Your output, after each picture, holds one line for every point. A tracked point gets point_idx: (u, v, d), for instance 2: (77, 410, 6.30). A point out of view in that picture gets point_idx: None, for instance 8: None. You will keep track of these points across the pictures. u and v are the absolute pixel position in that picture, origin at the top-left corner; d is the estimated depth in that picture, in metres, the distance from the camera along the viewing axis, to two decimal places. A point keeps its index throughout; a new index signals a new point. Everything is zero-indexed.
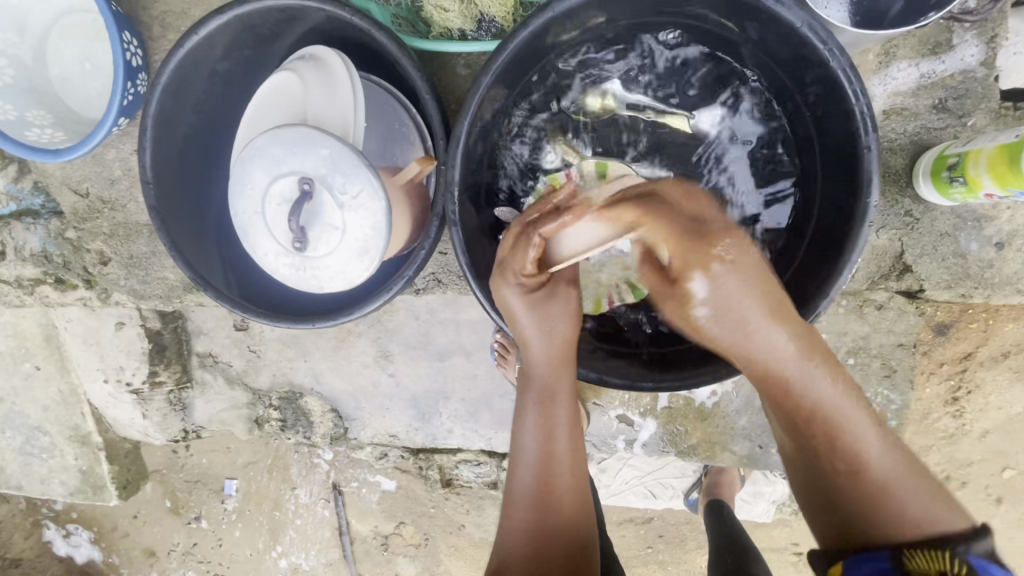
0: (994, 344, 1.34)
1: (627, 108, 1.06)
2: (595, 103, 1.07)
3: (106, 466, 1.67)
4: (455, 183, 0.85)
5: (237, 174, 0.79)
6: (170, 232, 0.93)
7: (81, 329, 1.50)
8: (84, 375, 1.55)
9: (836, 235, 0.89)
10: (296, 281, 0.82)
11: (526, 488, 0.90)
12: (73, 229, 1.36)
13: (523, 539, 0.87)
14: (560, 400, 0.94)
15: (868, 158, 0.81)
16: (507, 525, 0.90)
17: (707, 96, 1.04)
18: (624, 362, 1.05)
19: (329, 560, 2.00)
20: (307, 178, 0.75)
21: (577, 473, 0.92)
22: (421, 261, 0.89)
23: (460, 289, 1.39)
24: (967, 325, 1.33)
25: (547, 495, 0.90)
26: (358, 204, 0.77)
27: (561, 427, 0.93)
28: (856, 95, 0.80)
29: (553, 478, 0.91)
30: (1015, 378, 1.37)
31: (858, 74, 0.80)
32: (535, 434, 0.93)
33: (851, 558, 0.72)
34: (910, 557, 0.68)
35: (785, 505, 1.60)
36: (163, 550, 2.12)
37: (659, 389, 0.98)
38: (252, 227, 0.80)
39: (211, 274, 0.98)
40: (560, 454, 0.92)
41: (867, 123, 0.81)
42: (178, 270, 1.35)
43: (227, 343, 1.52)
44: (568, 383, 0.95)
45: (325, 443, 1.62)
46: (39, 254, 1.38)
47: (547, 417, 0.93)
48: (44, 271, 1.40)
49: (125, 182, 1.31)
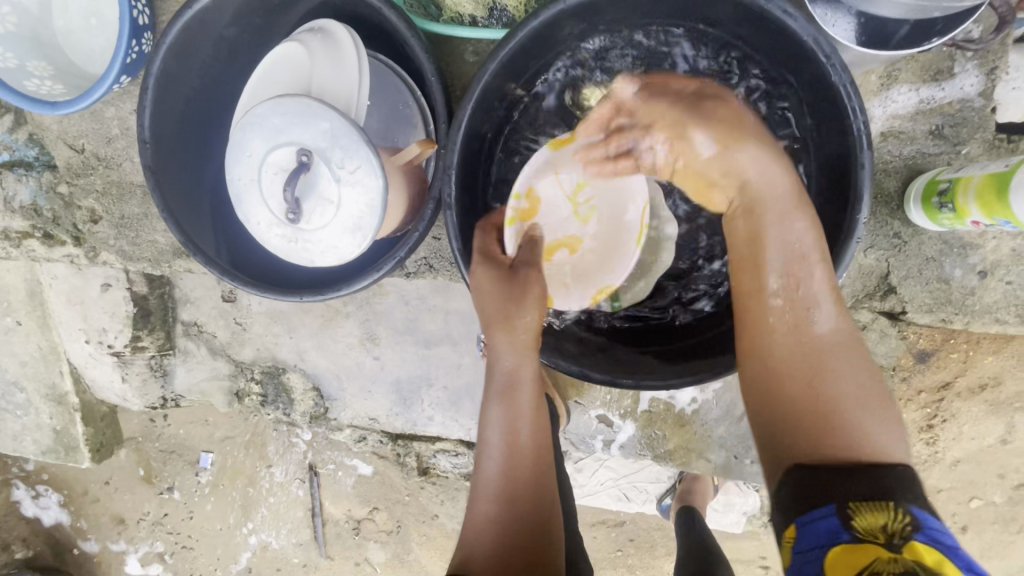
0: (971, 374, 1.36)
1: None
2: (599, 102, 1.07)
3: (80, 428, 1.64)
4: (453, 168, 0.84)
5: (236, 140, 0.79)
6: (164, 194, 0.92)
7: (65, 287, 1.48)
8: (65, 335, 1.53)
9: (824, 251, 0.91)
10: (287, 253, 0.82)
11: (491, 482, 0.90)
12: (65, 184, 1.35)
13: (488, 536, 0.86)
14: (523, 388, 0.93)
15: (861, 175, 0.82)
16: (471, 521, 0.90)
17: None
18: (608, 356, 1.06)
19: (299, 540, 2.00)
20: (305, 149, 0.75)
21: (540, 467, 0.93)
22: (414, 243, 0.88)
23: (451, 276, 1.42)
24: (946, 354, 1.34)
25: (510, 487, 0.90)
26: (355, 180, 0.76)
27: (524, 418, 0.93)
28: (854, 112, 0.81)
29: (514, 470, 0.90)
30: (988, 410, 1.40)
31: (859, 91, 0.80)
32: (500, 424, 0.92)
33: (799, 520, 0.71)
34: (858, 514, 0.69)
35: (756, 518, 1.89)
36: (133, 518, 2.11)
37: (639, 387, 0.98)
38: (246, 194, 0.80)
39: (203, 240, 0.97)
40: (522, 443, 0.92)
41: (863, 140, 0.81)
42: (170, 235, 1.34)
43: (213, 314, 1.54)
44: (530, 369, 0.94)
45: (304, 422, 1.64)
46: (29, 207, 1.36)
47: (511, 407, 0.93)
48: (32, 224, 1.38)
49: (123, 141, 1.30)
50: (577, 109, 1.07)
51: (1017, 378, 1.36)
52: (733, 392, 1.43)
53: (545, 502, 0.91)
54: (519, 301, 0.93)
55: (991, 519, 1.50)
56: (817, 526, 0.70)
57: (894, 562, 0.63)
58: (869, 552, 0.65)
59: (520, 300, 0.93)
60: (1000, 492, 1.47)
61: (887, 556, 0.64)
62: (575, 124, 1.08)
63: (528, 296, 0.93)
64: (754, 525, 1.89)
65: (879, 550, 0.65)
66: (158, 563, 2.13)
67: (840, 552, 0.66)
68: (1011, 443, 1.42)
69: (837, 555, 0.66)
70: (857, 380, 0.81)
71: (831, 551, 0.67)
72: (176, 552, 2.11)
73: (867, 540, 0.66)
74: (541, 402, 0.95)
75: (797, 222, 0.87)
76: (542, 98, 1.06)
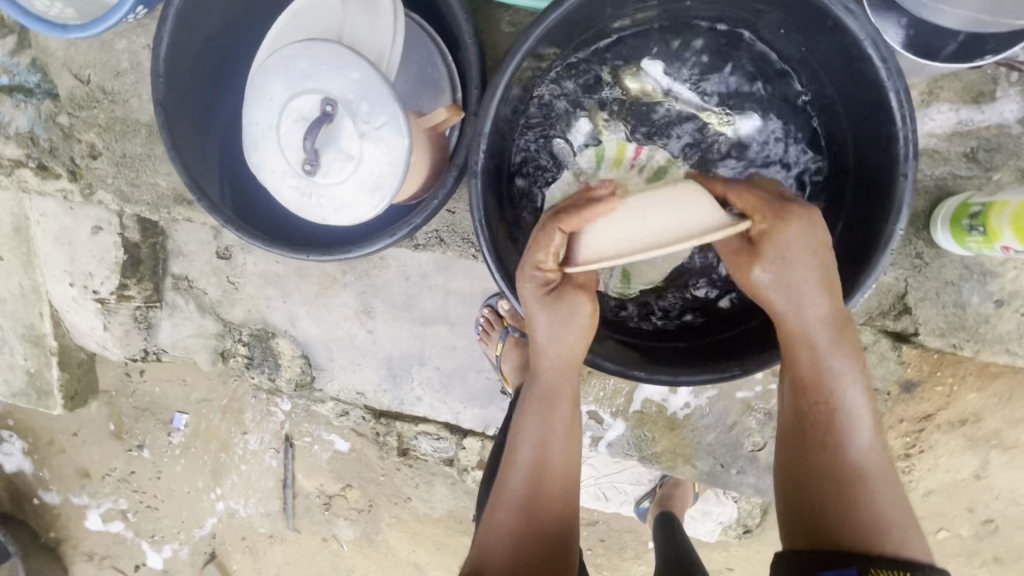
0: (953, 408, 1.37)
1: (663, 98, 1.04)
2: (636, 86, 1.04)
3: (56, 373, 1.58)
4: (484, 135, 0.81)
5: (256, 82, 0.74)
6: (173, 132, 0.87)
7: (54, 226, 1.43)
8: (49, 275, 1.47)
9: (855, 259, 0.89)
10: (299, 207, 0.78)
11: (515, 497, 0.91)
12: (66, 114, 1.28)
13: (504, 543, 0.90)
14: (559, 410, 0.92)
15: (903, 185, 0.81)
16: (490, 530, 0.92)
17: (749, 101, 1.02)
18: (621, 346, 1.05)
19: (268, 511, 2.03)
20: (330, 99, 0.71)
21: (567, 486, 0.92)
22: (431, 211, 0.84)
23: (461, 252, 1.41)
24: (932, 387, 1.35)
25: (533, 503, 0.90)
26: (378, 136, 0.73)
27: (556, 441, 0.92)
28: (903, 120, 0.80)
29: (542, 487, 0.91)
30: (966, 445, 1.41)
31: (911, 100, 0.80)
32: (530, 442, 0.92)
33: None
34: None
35: (731, 529, 1.89)
36: (98, 472, 2.10)
37: (650, 379, 0.97)
38: (262, 139, 0.76)
39: (210, 185, 0.93)
40: (552, 459, 0.92)
41: (909, 150, 0.81)
42: (171, 180, 1.29)
43: (205, 269, 1.50)
44: (570, 387, 0.93)
45: (289, 389, 1.61)
46: (25, 135, 1.30)
47: (544, 427, 0.92)
48: (26, 153, 1.32)
49: (132, 76, 1.25)
50: (612, 92, 1.04)
51: (996, 416, 1.37)
52: (726, 399, 1.42)
53: (569, 518, 0.92)
54: (565, 326, 0.88)
55: (958, 552, 1.52)
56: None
57: None
58: None
59: (567, 324, 0.88)
60: (967, 526, 1.49)
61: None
62: (607, 107, 1.04)
63: (574, 322, 0.89)
64: (728, 536, 1.90)
65: None
66: (121, 520, 2.13)
67: None
68: (984, 479, 1.44)
69: None
70: (886, 497, 0.85)
71: None
72: (139, 511, 2.11)
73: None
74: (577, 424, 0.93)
75: (843, 361, 0.85)
76: (577, 76, 1.03)
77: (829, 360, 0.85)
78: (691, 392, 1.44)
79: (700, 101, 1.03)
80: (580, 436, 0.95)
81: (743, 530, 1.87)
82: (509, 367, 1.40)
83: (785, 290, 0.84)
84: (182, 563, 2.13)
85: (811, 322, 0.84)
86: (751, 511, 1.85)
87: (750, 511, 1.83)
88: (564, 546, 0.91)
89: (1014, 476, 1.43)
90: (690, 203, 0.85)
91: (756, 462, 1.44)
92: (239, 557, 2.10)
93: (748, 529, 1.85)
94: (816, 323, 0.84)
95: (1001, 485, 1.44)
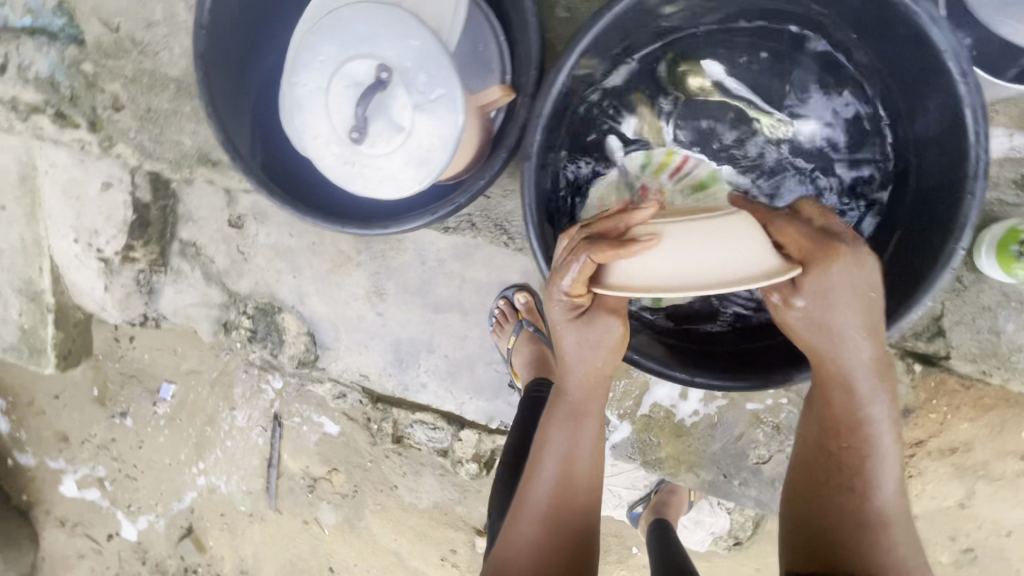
0: (944, 436, 1.36)
1: (723, 97, 1.05)
2: (696, 84, 1.05)
3: (50, 332, 1.52)
4: (542, 117, 0.77)
5: (308, 43, 0.72)
6: (210, 87, 0.84)
7: (62, 177, 1.38)
8: (53, 230, 1.42)
9: (910, 275, 0.88)
10: (339, 176, 0.75)
11: (539, 508, 0.92)
12: (91, 62, 1.24)
13: (527, 551, 0.91)
14: (586, 425, 0.93)
15: (970, 204, 0.80)
16: (512, 539, 0.93)
17: (808, 107, 1.04)
18: (661, 346, 1.09)
19: (250, 489, 2.00)
20: (386, 66, 0.69)
21: (590, 498, 0.94)
22: (475, 192, 0.82)
23: (491, 239, 1.38)
24: (925, 414, 1.34)
25: (557, 514, 0.92)
26: (433, 108, 0.71)
27: (582, 455, 0.93)
28: (977, 137, 0.79)
29: (565, 501, 0.92)
30: (953, 473, 1.41)
31: (987, 117, 0.78)
32: (557, 455, 0.93)
33: None
34: None
35: (722, 540, 1.89)
36: (77, 437, 2.06)
37: (690, 381, 1.02)
38: (309, 102, 0.72)
39: (244, 146, 0.89)
40: (578, 472, 0.93)
41: (980, 168, 0.79)
42: (196, 139, 1.25)
43: (215, 237, 1.46)
44: (599, 403, 0.94)
45: (291, 366, 1.57)
46: (46, 81, 1.25)
47: (571, 441, 0.93)
48: (47, 99, 1.26)
49: (164, 28, 1.21)
50: (673, 87, 1.05)
51: (986, 447, 1.37)
52: (736, 410, 1.41)
53: (590, 530, 0.94)
54: (594, 344, 0.89)
55: None
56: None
57: None
58: None
59: (595, 342, 0.89)
60: (948, 553, 1.50)
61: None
62: (668, 102, 1.05)
63: (602, 340, 0.88)
64: (718, 547, 1.90)
65: None
66: (97, 488, 2.09)
67: None
68: (968, 509, 1.45)
69: None
70: (905, 540, 0.86)
71: None
72: (117, 479, 2.08)
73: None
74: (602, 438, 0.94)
75: (882, 406, 0.86)
76: (639, 67, 1.03)
77: (869, 404, 0.85)
78: (701, 401, 1.43)
79: (760, 103, 1.05)
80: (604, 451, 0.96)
81: (733, 541, 1.88)
82: (519, 361, 1.40)
83: (821, 331, 0.84)
84: (157, 535, 2.09)
85: (858, 366, 0.84)
86: (743, 523, 1.85)
87: (741, 523, 1.84)
88: (585, 558, 0.92)
89: (998, 508, 1.44)
90: (739, 241, 0.77)
91: (758, 474, 1.43)
92: (216, 534, 2.05)
93: (738, 541, 1.85)
94: (861, 367, 0.84)
95: (983, 515, 1.45)
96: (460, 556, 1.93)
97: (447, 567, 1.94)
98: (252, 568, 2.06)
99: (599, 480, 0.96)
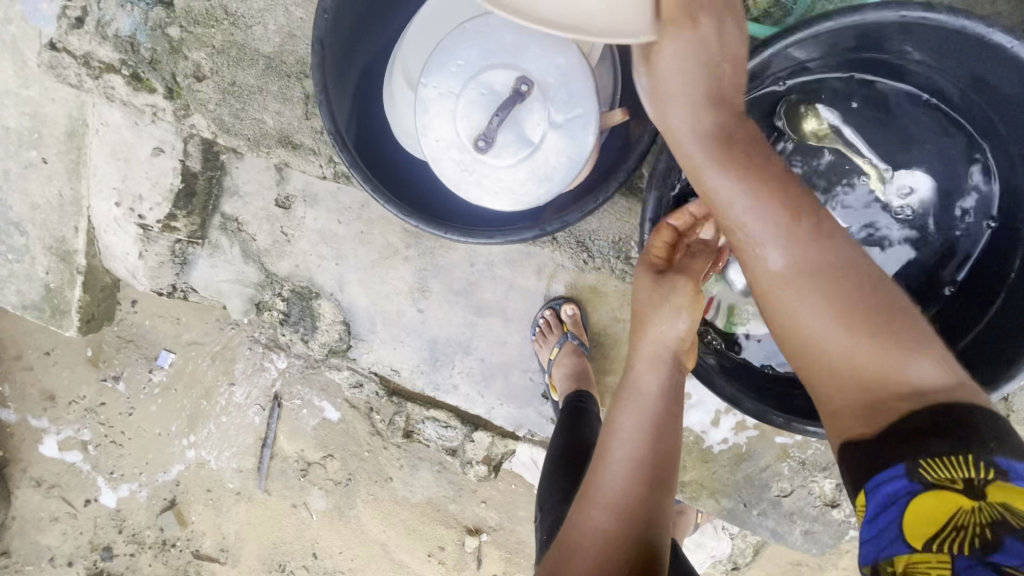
0: None
1: (829, 141, 1.10)
2: (810, 126, 1.09)
3: (77, 294, 1.48)
4: None
5: (443, 55, 0.79)
6: (325, 72, 0.85)
7: (113, 138, 1.33)
8: (94, 190, 1.37)
9: (1012, 341, 0.95)
10: (455, 180, 0.80)
11: (612, 489, 0.90)
12: (177, 27, 1.26)
13: (592, 538, 0.87)
14: (656, 405, 0.96)
15: None
16: (581, 524, 0.90)
17: (911, 162, 1.10)
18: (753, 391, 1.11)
19: (241, 467, 1.96)
20: (527, 79, 0.76)
21: (657, 487, 0.91)
22: (586, 213, 0.86)
23: (569, 256, 1.40)
24: None
25: (623, 499, 0.89)
26: (566, 127, 0.78)
27: (648, 434, 0.94)
28: None
29: (636, 483, 0.90)
30: None
31: None
32: (626, 436, 0.94)
33: (869, 485, 0.66)
34: (929, 468, 0.62)
35: (718, 564, 1.91)
36: (64, 398, 2.00)
37: (788, 427, 1.03)
38: (440, 104, 0.79)
39: (346, 131, 0.91)
40: (644, 455, 0.92)
41: None
42: (279, 120, 1.30)
43: (259, 215, 1.41)
44: (669, 381, 0.98)
45: (320, 353, 1.54)
46: (125, 40, 1.25)
47: (640, 421, 0.95)
48: (121, 59, 1.26)
49: (259, 4, 1.25)
50: (789, 130, 1.09)
51: None
52: (768, 442, 1.44)
53: (657, 522, 0.89)
54: (674, 310, 0.97)
55: None
56: (886, 488, 0.65)
57: (976, 507, 0.58)
58: (944, 499, 0.60)
59: (675, 308, 0.97)
60: None
61: (969, 503, 0.59)
62: (782, 143, 1.10)
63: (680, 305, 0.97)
64: (715, 570, 1.92)
65: (959, 499, 0.60)
66: (79, 451, 2.02)
67: (919, 508, 0.61)
68: None
69: (914, 512, 0.61)
70: (883, 337, 0.72)
71: (909, 509, 0.62)
72: (101, 445, 2.01)
73: (942, 485, 0.61)
74: (670, 420, 0.95)
75: (776, 217, 0.77)
76: (762, 107, 1.07)
77: (758, 224, 0.78)
78: (732, 429, 1.45)
79: (860, 149, 1.10)
80: (673, 440, 0.95)
81: (730, 566, 1.91)
82: (560, 373, 1.37)
83: (734, 155, 0.78)
84: (137, 506, 2.03)
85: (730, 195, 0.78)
86: (744, 549, 1.88)
87: (738, 548, 1.86)
88: (654, 552, 0.87)
89: None
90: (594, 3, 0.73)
91: (778, 506, 1.46)
92: (200, 509, 2.00)
93: (735, 567, 1.88)
94: (721, 185, 0.79)
95: None
96: (448, 553, 1.93)
97: (433, 565, 1.94)
98: (232, 547, 2.02)
99: (667, 467, 0.93)
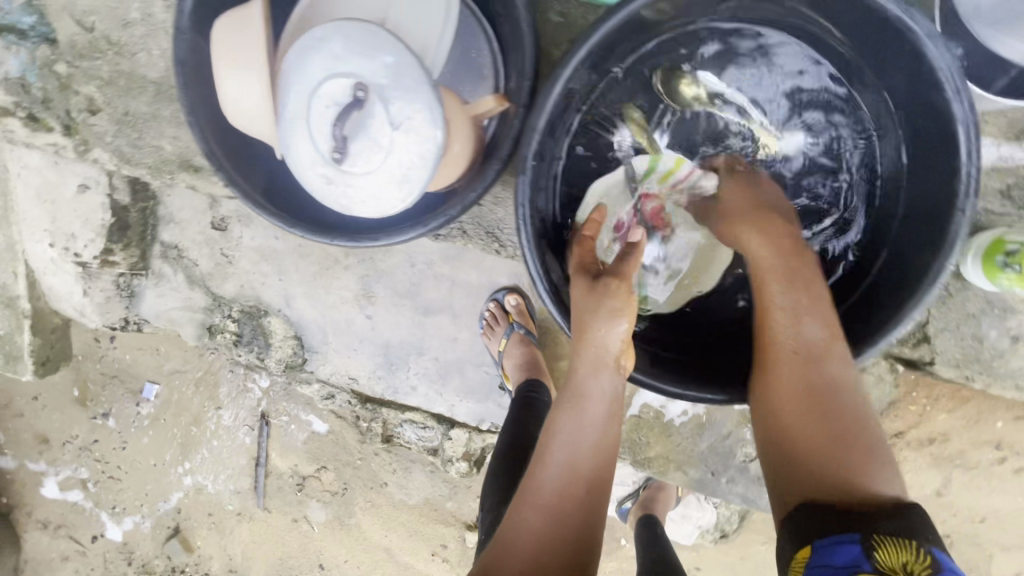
0: (923, 427, 1.40)
1: (711, 104, 1.13)
2: (689, 91, 1.12)
3: (27, 338, 1.50)
4: (537, 130, 0.85)
5: (291, 66, 0.81)
6: (194, 98, 0.89)
7: (36, 180, 1.34)
8: (26, 233, 1.38)
9: (898, 288, 0.95)
10: (323, 193, 0.83)
11: (547, 491, 0.91)
12: (63, 62, 1.25)
13: (524, 537, 0.88)
14: (593, 406, 0.95)
15: (959, 220, 0.85)
16: (515, 524, 0.90)
17: (797, 117, 1.12)
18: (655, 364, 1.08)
19: (237, 488, 1.98)
20: (363, 84, 0.77)
21: (594, 490, 0.93)
22: (467, 204, 0.88)
23: (481, 247, 1.38)
24: (905, 406, 1.38)
25: (560, 499, 0.90)
26: (413, 127, 0.79)
27: (589, 437, 0.94)
28: (969, 154, 0.84)
29: (572, 483, 0.91)
30: (929, 463, 1.43)
31: (977, 134, 0.83)
32: (563, 437, 0.94)
33: (822, 545, 0.76)
34: (880, 547, 0.73)
35: (708, 533, 1.90)
36: (59, 438, 2.02)
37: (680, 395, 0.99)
38: (289, 118, 0.81)
39: (230, 149, 0.95)
40: (583, 460, 0.93)
41: (970, 186, 0.85)
42: (177, 144, 1.29)
43: (197, 240, 1.42)
44: (613, 389, 0.96)
45: (277, 370, 1.54)
46: (15, 81, 1.25)
47: (576, 422, 0.94)
48: (16, 101, 1.25)
49: (141, 28, 1.23)
50: (667, 97, 1.13)
51: (963, 437, 1.41)
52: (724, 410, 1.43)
53: (593, 523, 0.91)
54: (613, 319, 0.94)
55: None
56: (839, 552, 0.75)
57: None
58: None
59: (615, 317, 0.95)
60: None
61: None
62: (662, 111, 1.14)
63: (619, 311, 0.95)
64: (705, 539, 1.91)
65: None
66: (80, 489, 2.04)
67: None
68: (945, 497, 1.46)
69: None
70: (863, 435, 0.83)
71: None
72: (100, 481, 2.03)
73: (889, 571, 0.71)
74: (608, 422, 0.96)
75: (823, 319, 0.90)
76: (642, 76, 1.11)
77: (815, 323, 0.90)
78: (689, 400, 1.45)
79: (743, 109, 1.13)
80: (612, 444, 0.96)
81: (719, 534, 1.90)
82: (510, 365, 1.38)
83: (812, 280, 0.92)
84: (143, 537, 2.05)
85: (790, 296, 0.91)
86: (729, 516, 1.87)
87: (728, 517, 1.86)
88: (587, 553, 0.88)
89: (972, 496, 1.46)
90: None
91: (746, 472, 1.45)
92: (204, 533, 2.02)
93: (724, 534, 1.87)
94: (771, 274, 0.94)
95: (960, 505, 1.47)
96: (451, 550, 1.94)
97: (438, 563, 1.96)
98: (241, 567, 2.04)
99: (607, 471, 0.95)
